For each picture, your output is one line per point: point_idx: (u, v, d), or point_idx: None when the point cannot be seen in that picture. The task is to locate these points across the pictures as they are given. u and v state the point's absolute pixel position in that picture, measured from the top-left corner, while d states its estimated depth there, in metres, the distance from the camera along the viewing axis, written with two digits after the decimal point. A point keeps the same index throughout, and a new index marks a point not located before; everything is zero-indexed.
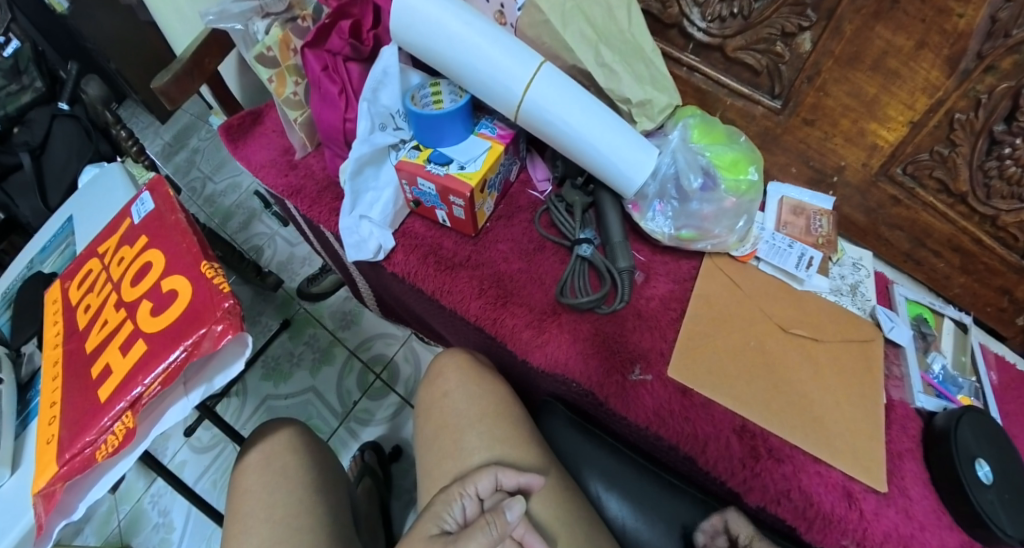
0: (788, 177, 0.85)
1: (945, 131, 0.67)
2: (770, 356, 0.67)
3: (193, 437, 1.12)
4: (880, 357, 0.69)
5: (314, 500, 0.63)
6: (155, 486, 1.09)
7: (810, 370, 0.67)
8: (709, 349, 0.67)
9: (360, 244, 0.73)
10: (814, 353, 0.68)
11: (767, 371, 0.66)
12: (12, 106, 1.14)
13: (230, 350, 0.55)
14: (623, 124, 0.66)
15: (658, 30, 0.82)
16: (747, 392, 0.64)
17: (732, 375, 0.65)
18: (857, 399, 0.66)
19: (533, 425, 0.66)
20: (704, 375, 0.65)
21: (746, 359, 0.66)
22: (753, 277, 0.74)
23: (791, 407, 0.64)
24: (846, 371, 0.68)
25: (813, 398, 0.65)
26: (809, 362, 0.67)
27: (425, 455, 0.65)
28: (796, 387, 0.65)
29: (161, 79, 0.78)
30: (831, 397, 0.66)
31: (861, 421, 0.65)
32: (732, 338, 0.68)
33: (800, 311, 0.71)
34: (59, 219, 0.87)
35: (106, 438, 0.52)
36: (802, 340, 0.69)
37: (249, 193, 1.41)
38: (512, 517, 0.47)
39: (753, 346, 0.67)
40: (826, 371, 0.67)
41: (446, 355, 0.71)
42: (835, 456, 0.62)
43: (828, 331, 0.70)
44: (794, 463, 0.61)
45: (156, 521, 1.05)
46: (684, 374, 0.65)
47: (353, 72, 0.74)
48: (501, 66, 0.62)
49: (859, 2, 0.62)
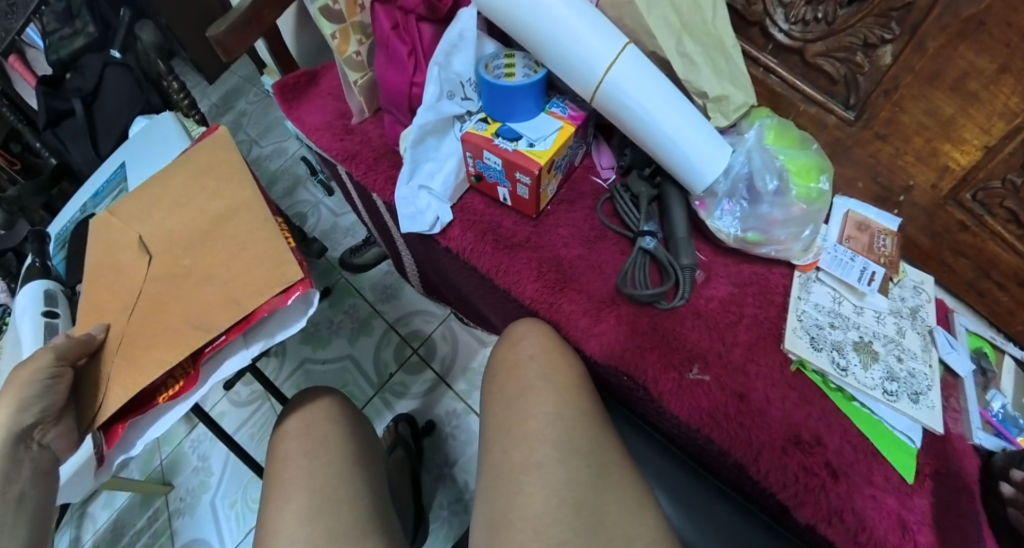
0: (854, 192, 0.82)
1: (1021, 160, 0.64)
2: (109, 273, 0.61)
3: (233, 391, 1.18)
4: (226, 209, 0.62)
5: (355, 471, 0.62)
6: (195, 432, 1.19)
7: (172, 227, 0.62)
8: (244, 293, 0.55)
9: (416, 215, 0.71)
10: (173, 210, 0.63)
11: (195, 309, 0.55)
12: (65, 50, 1.21)
13: (292, 308, 0.57)
14: (610, 26, 0.61)
15: (739, 27, 0.78)
16: (262, 252, 0.58)
17: (194, 301, 0.56)
18: (163, 188, 0.66)
19: (602, 407, 0.57)
20: (180, 328, 0.54)
21: (188, 317, 0.55)
22: (92, 303, 0.60)
23: (191, 280, 0.58)
24: (107, 228, 0.64)
25: (135, 285, 0.59)
26: (204, 303, 0.55)
27: (488, 421, 0.57)
28: (129, 276, 0.60)
29: (218, 27, 0.78)
30: (132, 266, 0.61)
31: (208, 189, 0.65)
32: (147, 338, 0.54)
33: (106, 251, 0.63)
34: (112, 166, 0.95)
35: (169, 381, 0.54)
36: (156, 217, 0.63)
37: (295, 159, 1.41)
38: (95, 334, 0.56)
39: (166, 332, 0.54)
40: (107, 250, 0.63)
41: (525, 321, 0.62)
42: (151, 223, 0.63)
43: (111, 245, 0.63)
44: (224, 232, 0.61)
45: (196, 465, 1.15)
46: (282, 273, 0.56)
47: (424, 34, 0.72)
48: (587, 43, 0.60)
49: (945, 19, 0.60)
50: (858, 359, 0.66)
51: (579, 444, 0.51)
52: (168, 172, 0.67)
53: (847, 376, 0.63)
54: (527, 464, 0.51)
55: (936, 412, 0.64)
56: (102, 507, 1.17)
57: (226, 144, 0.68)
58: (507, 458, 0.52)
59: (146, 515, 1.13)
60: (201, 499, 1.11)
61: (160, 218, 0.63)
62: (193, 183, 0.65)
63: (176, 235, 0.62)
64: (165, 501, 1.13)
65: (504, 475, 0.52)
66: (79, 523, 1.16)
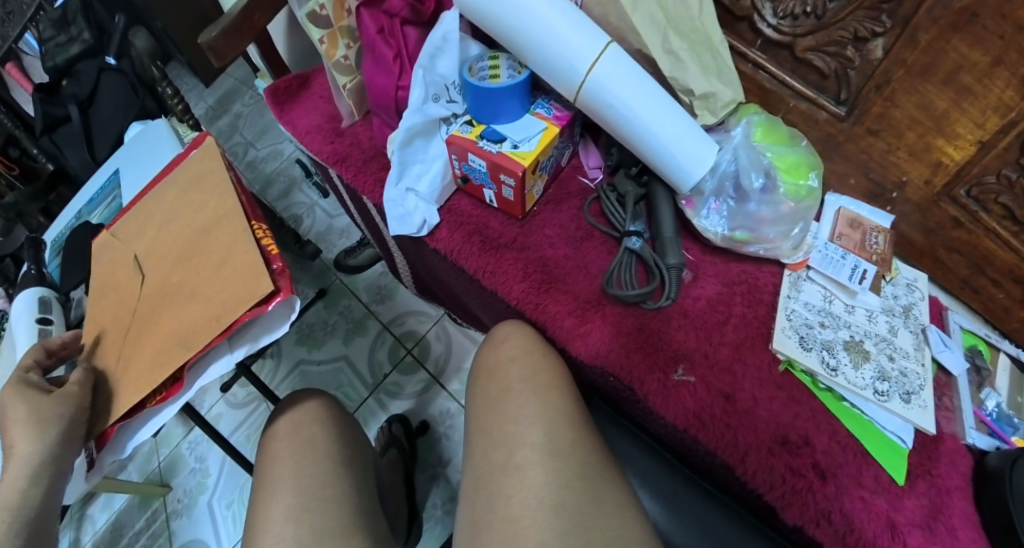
0: (846, 189, 0.82)
1: (1015, 154, 0.64)
2: (113, 290, 0.64)
3: (230, 393, 1.19)
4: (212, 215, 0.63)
5: (342, 471, 0.63)
6: (192, 434, 1.20)
7: (164, 238, 0.64)
8: (227, 297, 0.55)
9: (404, 217, 0.72)
10: (166, 226, 0.65)
11: (184, 317, 0.56)
12: (61, 57, 1.22)
13: (277, 313, 0.57)
14: (592, 25, 0.61)
15: (728, 23, 0.78)
16: (243, 259, 0.57)
17: (182, 309, 0.57)
18: (157, 202, 0.67)
19: (586, 408, 0.57)
20: (172, 338, 0.55)
21: (178, 327, 0.56)
22: (99, 320, 0.62)
23: (179, 296, 0.58)
24: (112, 250, 0.67)
25: (134, 299, 0.61)
26: (192, 310, 0.56)
27: (472, 422, 0.57)
28: (129, 290, 0.62)
29: (208, 33, 0.78)
30: (132, 281, 0.63)
31: (195, 197, 0.65)
32: (145, 349, 0.56)
33: (112, 270, 0.66)
34: (106, 172, 0.95)
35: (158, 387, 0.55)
36: (150, 236, 0.65)
37: (290, 161, 1.42)
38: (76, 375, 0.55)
39: (160, 343, 0.56)
40: (113, 269, 0.65)
41: (510, 323, 0.62)
42: (148, 239, 0.65)
43: (115, 263, 0.66)
44: (210, 236, 0.61)
45: (193, 466, 1.16)
46: (259, 282, 0.54)
47: (410, 36, 0.72)
48: (569, 43, 0.60)
49: (938, 11, 0.59)
50: (849, 358, 0.65)
51: (563, 444, 0.51)
52: (162, 185, 0.69)
53: (837, 376, 0.63)
54: (508, 466, 0.51)
55: (928, 411, 0.63)
56: (101, 509, 1.18)
57: (213, 150, 0.68)
58: (488, 459, 0.53)
59: (145, 516, 1.14)
60: (198, 501, 1.12)
61: (155, 230, 0.65)
62: (183, 193, 0.66)
63: (168, 245, 0.63)
64: (163, 502, 1.14)
65: (486, 477, 0.52)
66: (79, 525, 1.17)
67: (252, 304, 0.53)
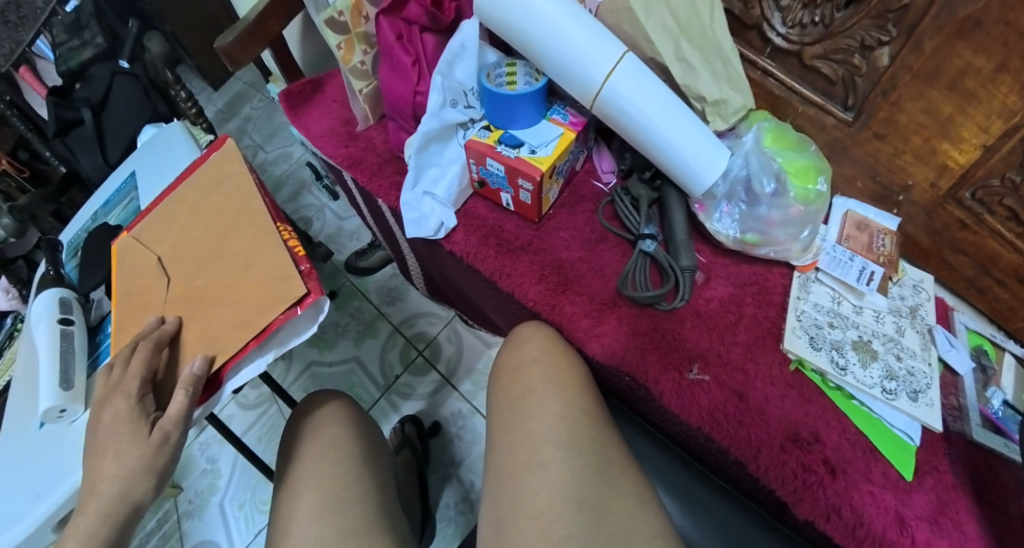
0: (853, 192, 0.83)
1: (1019, 157, 0.65)
2: (134, 292, 0.64)
3: (241, 394, 1.20)
4: (236, 218, 0.64)
5: (363, 470, 0.64)
6: (204, 435, 1.21)
7: (187, 241, 0.65)
8: (258, 300, 0.57)
9: (421, 220, 0.73)
10: (188, 230, 0.66)
11: (214, 319, 0.58)
12: (74, 61, 1.23)
13: (304, 315, 0.59)
14: (608, 34, 0.63)
15: (737, 30, 0.80)
16: (271, 263, 0.59)
17: (212, 311, 0.59)
18: (177, 206, 0.68)
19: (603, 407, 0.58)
20: (203, 339, 0.57)
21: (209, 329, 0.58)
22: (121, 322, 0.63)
23: (204, 300, 0.60)
24: (129, 252, 0.67)
25: (158, 301, 0.62)
26: (222, 311, 0.58)
27: (493, 421, 0.58)
28: (153, 293, 0.63)
29: (225, 39, 0.80)
30: (155, 282, 0.64)
31: (217, 200, 0.67)
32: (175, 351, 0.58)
33: (131, 272, 0.66)
34: (122, 175, 0.97)
35: None
36: (173, 237, 0.66)
37: (300, 164, 1.44)
38: (200, 372, 0.54)
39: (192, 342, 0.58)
40: (133, 271, 0.66)
41: (528, 324, 0.64)
42: (170, 241, 0.66)
43: (136, 264, 0.66)
44: (237, 239, 0.63)
45: (204, 467, 1.18)
46: (289, 285, 0.57)
47: (428, 43, 0.74)
48: (587, 51, 0.61)
49: (943, 19, 0.60)
50: (857, 358, 0.67)
51: (583, 443, 0.52)
52: (183, 187, 0.70)
53: (846, 375, 0.64)
54: (531, 463, 0.52)
55: (935, 409, 0.64)
56: None
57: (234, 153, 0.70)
58: (510, 457, 0.54)
59: (156, 517, 1.14)
60: (210, 501, 1.14)
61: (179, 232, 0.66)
62: (206, 196, 0.68)
63: (193, 248, 0.64)
64: (174, 503, 1.14)
65: (507, 474, 0.53)
66: None
67: (285, 308, 0.55)
